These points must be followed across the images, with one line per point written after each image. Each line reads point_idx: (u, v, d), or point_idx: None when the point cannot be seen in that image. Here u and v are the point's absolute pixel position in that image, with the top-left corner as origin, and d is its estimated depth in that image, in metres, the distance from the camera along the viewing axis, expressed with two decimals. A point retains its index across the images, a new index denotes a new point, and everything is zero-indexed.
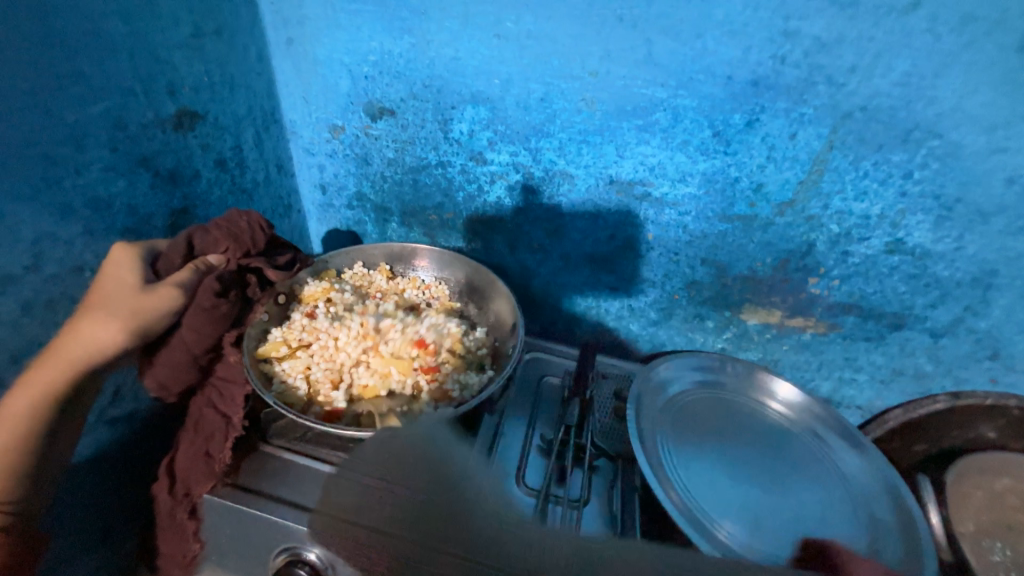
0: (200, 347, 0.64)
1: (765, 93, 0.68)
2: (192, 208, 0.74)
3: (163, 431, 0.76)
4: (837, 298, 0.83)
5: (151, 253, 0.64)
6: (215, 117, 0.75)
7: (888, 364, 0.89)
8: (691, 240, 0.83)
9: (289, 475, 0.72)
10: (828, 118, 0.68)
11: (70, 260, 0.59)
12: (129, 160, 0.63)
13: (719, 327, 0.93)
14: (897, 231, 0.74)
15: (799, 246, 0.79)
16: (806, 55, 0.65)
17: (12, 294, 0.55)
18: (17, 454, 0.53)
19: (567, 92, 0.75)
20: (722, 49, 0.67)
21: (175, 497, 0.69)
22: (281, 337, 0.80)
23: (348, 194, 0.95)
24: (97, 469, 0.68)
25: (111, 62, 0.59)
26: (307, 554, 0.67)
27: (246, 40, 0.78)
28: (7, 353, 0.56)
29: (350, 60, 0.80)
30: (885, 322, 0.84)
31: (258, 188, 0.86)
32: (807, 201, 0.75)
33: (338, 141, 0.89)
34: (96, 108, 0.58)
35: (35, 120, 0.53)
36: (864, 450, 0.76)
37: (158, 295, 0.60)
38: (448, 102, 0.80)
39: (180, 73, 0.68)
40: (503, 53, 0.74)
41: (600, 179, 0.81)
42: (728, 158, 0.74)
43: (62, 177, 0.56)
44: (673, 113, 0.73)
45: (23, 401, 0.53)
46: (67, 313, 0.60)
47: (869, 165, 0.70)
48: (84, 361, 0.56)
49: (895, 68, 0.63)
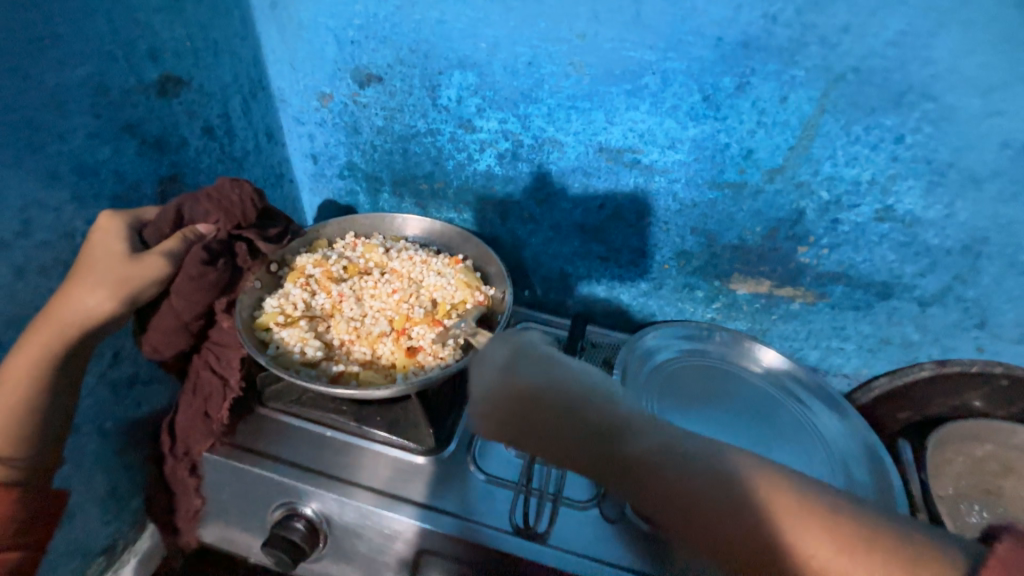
0: (190, 314, 0.67)
1: (755, 55, 0.67)
2: (181, 176, 0.75)
3: (162, 394, 0.79)
4: (826, 267, 0.83)
5: (138, 220, 0.65)
6: (201, 84, 0.75)
7: (875, 334, 0.90)
8: (681, 208, 0.83)
9: (285, 435, 0.75)
10: (819, 81, 0.66)
11: (61, 225, 0.60)
12: (114, 127, 0.64)
13: (708, 297, 0.94)
14: (887, 198, 0.73)
15: (789, 214, 0.79)
16: (797, 15, 0.63)
17: (5, 258, 0.56)
18: (23, 412, 0.55)
19: (554, 56, 0.73)
20: (712, 9, 0.65)
21: (176, 455, 0.73)
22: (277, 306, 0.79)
23: (339, 164, 0.94)
24: (101, 429, 0.71)
25: (90, 24, 0.59)
26: (303, 509, 0.70)
27: (229, 3, 0.77)
28: (4, 316, 0.57)
29: (335, 24, 0.78)
30: (874, 292, 0.84)
31: (248, 157, 0.87)
32: (797, 168, 0.74)
33: (327, 109, 0.88)
34: (77, 73, 0.58)
35: (15, 85, 0.53)
36: (846, 415, 0.78)
37: (146, 266, 0.61)
38: (436, 67, 0.79)
39: (161, 38, 0.68)
40: (490, 15, 0.72)
41: (589, 146, 0.80)
42: (717, 124, 0.73)
43: (47, 142, 0.57)
44: (662, 77, 0.71)
45: (24, 361, 0.55)
46: (61, 278, 0.62)
47: (860, 130, 0.69)
48: (77, 325, 0.57)
49: (889, 27, 0.61)
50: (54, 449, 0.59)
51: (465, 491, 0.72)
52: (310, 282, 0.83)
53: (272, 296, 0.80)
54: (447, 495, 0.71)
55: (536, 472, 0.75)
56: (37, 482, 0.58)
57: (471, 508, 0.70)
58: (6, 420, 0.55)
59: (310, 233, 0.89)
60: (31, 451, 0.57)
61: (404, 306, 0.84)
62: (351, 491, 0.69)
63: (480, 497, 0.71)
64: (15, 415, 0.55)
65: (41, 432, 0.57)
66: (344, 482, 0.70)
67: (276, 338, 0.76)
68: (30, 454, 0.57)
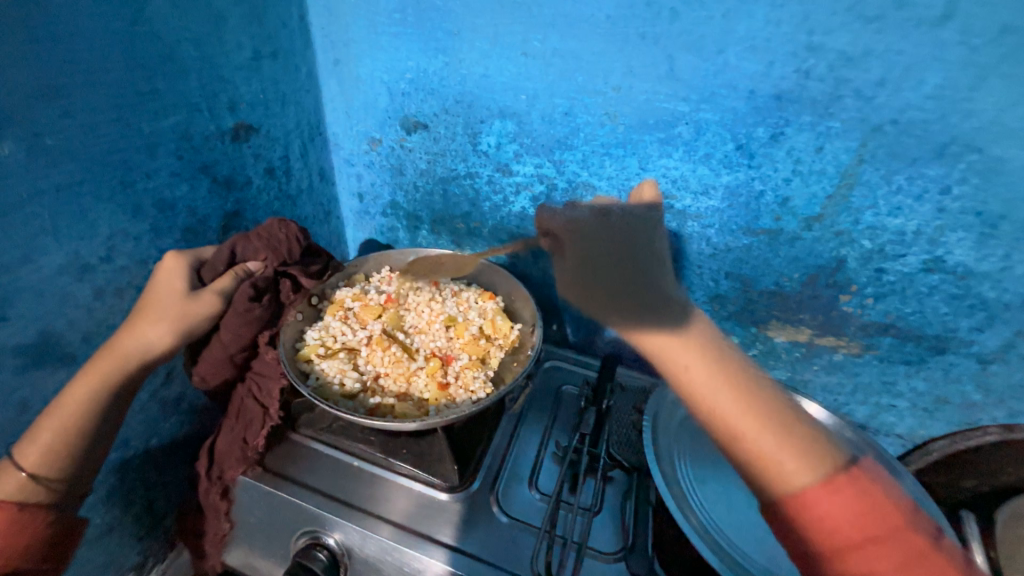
0: (236, 346, 0.71)
1: (789, 106, 0.68)
2: (243, 211, 0.82)
3: (206, 413, 0.83)
4: (872, 317, 0.80)
5: (197, 258, 0.69)
6: (268, 130, 0.83)
7: (930, 391, 0.84)
8: (715, 252, 0.83)
9: (315, 463, 0.77)
10: (857, 131, 0.67)
11: (137, 253, 0.67)
12: (192, 167, 0.71)
13: (744, 342, 0.91)
14: (935, 248, 0.71)
15: (828, 262, 0.77)
16: (831, 69, 0.64)
17: (88, 281, 0.62)
18: (76, 436, 0.58)
19: (590, 107, 0.77)
20: (745, 64, 0.67)
21: (210, 479, 0.75)
22: (318, 338, 0.83)
23: (383, 203, 1.01)
24: (148, 445, 0.74)
25: (182, 81, 0.67)
26: (326, 539, 0.70)
27: (298, 61, 0.86)
28: (80, 333, 0.63)
29: (389, 78, 0.86)
30: (925, 346, 0.80)
31: (302, 195, 0.94)
32: (836, 216, 0.73)
33: (376, 152, 0.95)
34: (167, 121, 0.66)
35: (115, 131, 0.60)
36: (899, 478, 0.72)
37: (202, 302, 0.65)
38: (478, 116, 0.84)
39: (238, 91, 0.76)
40: (530, 70, 0.78)
41: (622, 191, 0.83)
42: (751, 172, 0.74)
43: (135, 180, 0.64)
44: (696, 127, 0.74)
45: (87, 387, 0.59)
46: (132, 300, 0.68)
47: (902, 180, 0.68)
48: (140, 356, 0.62)
49: (928, 80, 0.61)
50: (90, 475, 0.62)
51: (487, 533, 0.70)
52: (349, 315, 0.87)
53: (313, 328, 0.84)
54: (468, 536, 0.70)
55: (561, 518, 0.73)
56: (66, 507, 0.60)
57: (493, 551, 0.69)
58: (57, 444, 0.57)
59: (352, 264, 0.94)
60: (73, 474, 0.60)
61: (439, 341, 0.86)
62: (375, 525, 0.69)
63: (502, 540, 0.70)
64: (67, 440, 0.58)
65: (84, 458, 0.60)
66: (368, 514, 0.71)
67: (316, 368, 0.80)
68: (72, 477, 0.60)
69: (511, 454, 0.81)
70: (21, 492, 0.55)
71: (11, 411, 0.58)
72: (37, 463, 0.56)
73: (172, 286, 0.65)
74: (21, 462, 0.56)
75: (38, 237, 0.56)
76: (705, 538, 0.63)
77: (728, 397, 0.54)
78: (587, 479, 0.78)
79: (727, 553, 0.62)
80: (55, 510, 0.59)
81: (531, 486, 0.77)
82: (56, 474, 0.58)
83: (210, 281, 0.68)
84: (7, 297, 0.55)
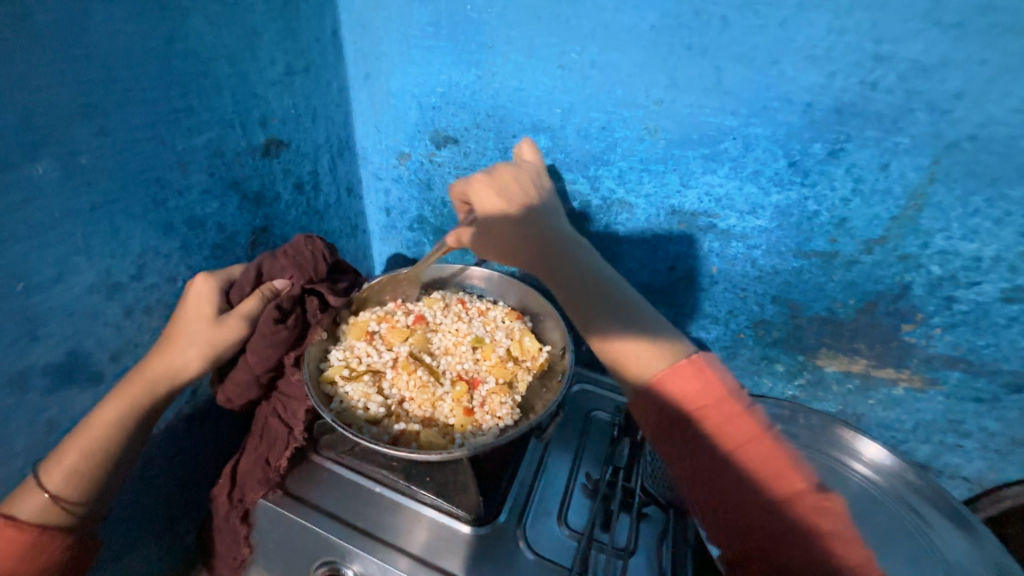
0: (262, 367, 0.69)
1: (850, 121, 0.63)
2: (271, 227, 0.81)
3: (229, 431, 0.82)
4: (940, 350, 0.72)
5: (228, 279, 0.68)
6: (298, 145, 0.82)
7: (1004, 432, 0.75)
8: (761, 275, 0.77)
9: (335, 487, 0.74)
10: (928, 148, 0.61)
11: (167, 271, 0.66)
12: (223, 184, 0.70)
13: (791, 371, 0.84)
14: (1017, 276, 0.64)
15: (890, 288, 0.71)
16: (901, 81, 0.59)
17: (118, 299, 0.62)
18: (101, 459, 0.58)
19: (629, 121, 0.74)
20: (801, 76, 0.62)
21: (230, 501, 0.73)
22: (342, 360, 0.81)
23: (410, 218, 0.99)
24: (172, 464, 0.73)
25: (216, 97, 0.67)
26: (345, 570, 0.67)
27: (330, 76, 0.85)
28: (109, 352, 0.62)
29: (420, 92, 0.84)
30: (1000, 382, 0.72)
31: (330, 209, 0.93)
32: (900, 239, 0.67)
33: (404, 167, 0.93)
34: (200, 138, 0.65)
35: (149, 149, 0.60)
36: (973, 532, 0.64)
37: (229, 327, 0.65)
38: (510, 131, 0.82)
39: (271, 106, 0.76)
40: (566, 83, 0.75)
41: (661, 209, 0.78)
42: (805, 190, 0.69)
43: (168, 198, 0.64)
44: (744, 143, 0.69)
45: (114, 411, 0.59)
46: (160, 318, 0.67)
47: (980, 201, 0.61)
48: (168, 380, 0.62)
49: (1015, 92, 0.55)
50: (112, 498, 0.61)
51: (512, 572, 0.66)
52: (374, 335, 0.84)
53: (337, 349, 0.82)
54: (493, 575, 0.65)
55: (592, 559, 0.68)
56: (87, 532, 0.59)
57: None
58: (82, 468, 0.57)
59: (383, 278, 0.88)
60: (95, 498, 0.58)
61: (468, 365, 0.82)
62: (394, 557, 0.66)
63: None
64: (92, 464, 0.57)
65: (109, 482, 0.59)
66: (388, 546, 0.67)
67: (340, 391, 0.77)
68: (94, 501, 0.58)
69: (539, 485, 0.76)
70: (42, 513, 0.55)
71: (39, 431, 0.58)
72: (61, 485, 0.55)
73: (201, 310, 0.65)
74: (46, 484, 0.55)
75: (71, 256, 0.56)
76: None
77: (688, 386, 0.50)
78: (620, 516, 0.73)
79: None
80: (75, 535, 0.57)
81: (560, 521, 0.72)
82: (79, 498, 0.57)
83: (238, 303, 0.67)
84: (39, 317, 0.54)
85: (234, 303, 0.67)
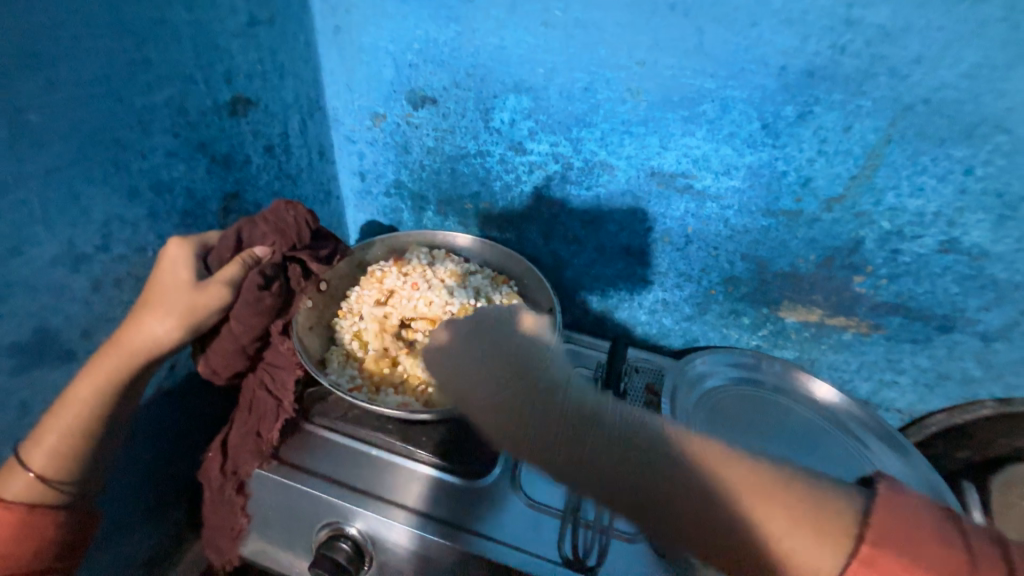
0: (248, 337, 0.67)
1: (820, 84, 0.66)
2: (242, 193, 0.77)
3: (212, 406, 0.80)
4: (884, 298, 0.80)
5: (202, 246, 0.65)
6: (266, 104, 0.77)
7: (933, 368, 0.84)
8: (732, 234, 0.82)
9: (328, 453, 0.74)
10: (887, 111, 0.65)
11: (135, 240, 0.62)
12: (189, 146, 0.66)
13: (755, 323, 0.91)
14: (953, 230, 0.71)
15: (846, 243, 0.77)
16: (868, 45, 0.62)
17: (84, 271, 0.58)
18: (82, 435, 0.56)
19: (612, 82, 0.74)
20: (777, 38, 0.65)
21: (224, 473, 0.72)
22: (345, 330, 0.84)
23: (386, 182, 0.96)
24: (154, 441, 0.71)
25: (175, 48, 0.61)
26: (349, 529, 0.69)
27: (296, 28, 0.79)
28: (78, 328, 0.59)
29: (395, 48, 0.80)
30: (933, 325, 0.80)
31: (302, 174, 0.88)
32: (857, 197, 0.73)
33: (380, 129, 0.90)
34: (160, 95, 0.60)
35: (105, 106, 0.55)
36: (905, 454, 0.74)
37: (209, 293, 0.61)
38: (491, 91, 0.80)
39: (235, 61, 0.70)
40: (549, 41, 0.73)
41: (641, 170, 0.80)
42: (776, 152, 0.72)
43: (130, 160, 0.59)
44: (721, 104, 0.71)
45: (90, 388, 0.56)
46: (132, 291, 0.63)
47: (928, 160, 0.67)
48: (145, 353, 0.59)
49: (964, 58, 0.60)
50: (101, 473, 0.60)
51: (509, 518, 0.69)
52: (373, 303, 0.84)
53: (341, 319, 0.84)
54: (493, 521, 0.68)
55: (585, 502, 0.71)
56: (79, 507, 0.59)
57: (519, 536, 0.67)
58: (64, 446, 0.55)
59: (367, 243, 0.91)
60: (83, 474, 0.58)
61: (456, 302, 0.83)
62: (392, 512, 0.67)
63: (526, 525, 0.68)
64: (75, 441, 0.56)
65: (93, 458, 0.58)
66: (388, 502, 0.69)
67: (334, 362, 0.80)
68: (82, 477, 0.58)
69: None
70: (27, 493, 0.54)
71: (11, 413, 0.55)
72: (44, 465, 0.54)
73: (177, 278, 0.61)
74: (29, 464, 0.54)
75: (29, 225, 0.51)
76: None
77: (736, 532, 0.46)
78: None
79: None
80: (67, 511, 0.57)
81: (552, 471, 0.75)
82: (64, 476, 0.56)
83: (217, 270, 0.65)
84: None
85: (214, 271, 0.65)
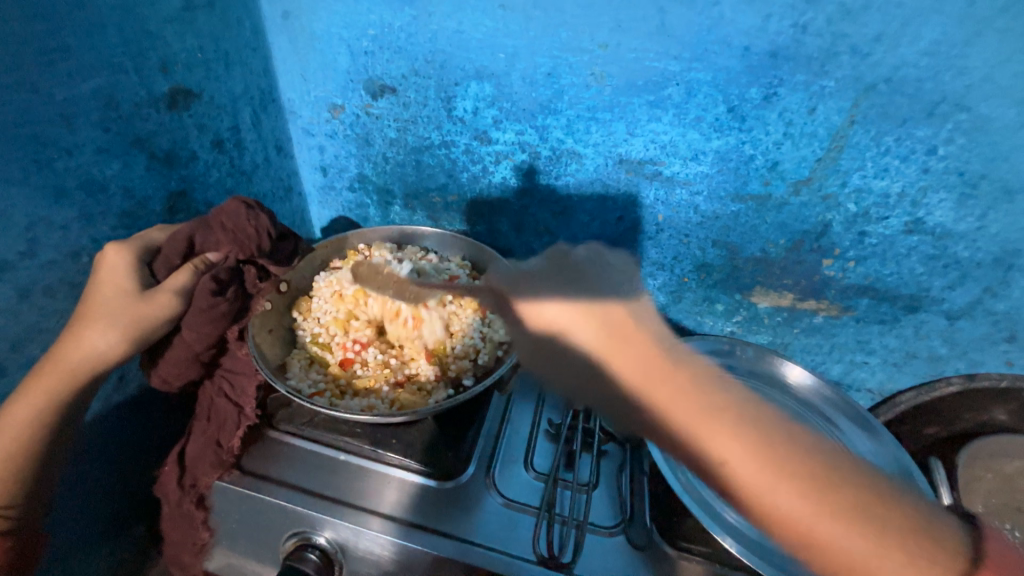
0: (202, 344, 0.63)
1: (784, 65, 0.65)
2: (190, 191, 0.72)
3: (169, 417, 0.76)
4: (852, 280, 0.80)
5: (146, 249, 0.61)
6: (211, 96, 0.73)
7: (901, 347, 0.85)
8: (703, 221, 0.81)
9: (295, 460, 0.71)
10: (850, 91, 0.65)
11: (66, 244, 0.58)
12: (123, 142, 0.61)
13: (729, 310, 0.91)
14: (917, 210, 0.71)
15: (814, 227, 0.77)
16: (829, 24, 0.61)
17: (8, 280, 0.54)
18: (22, 459, 0.52)
19: (575, 67, 0.72)
20: (740, 18, 0.63)
21: (182, 487, 0.69)
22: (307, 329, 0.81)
23: (349, 177, 0.92)
24: (104, 457, 0.67)
25: (99, 35, 0.56)
26: (317, 538, 0.66)
27: (240, 14, 0.75)
28: (6, 341, 0.55)
29: (349, 35, 0.77)
30: (900, 305, 0.80)
31: (258, 170, 0.84)
32: (824, 179, 0.72)
33: (339, 121, 0.86)
34: (85, 86, 0.56)
35: (20, 99, 0.50)
36: (876, 434, 0.74)
37: (156, 303, 0.58)
38: (452, 78, 0.77)
39: (172, 49, 0.65)
40: (509, 25, 0.71)
41: (609, 158, 0.78)
42: (742, 135, 0.71)
43: (54, 158, 0.54)
44: (687, 88, 0.70)
45: (28, 409, 0.52)
46: (66, 299, 0.59)
47: (891, 141, 0.67)
48: (88, 368, 0.55)
49: (924, 36, 0.60)
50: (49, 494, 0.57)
51: (484, 518, 0.67)
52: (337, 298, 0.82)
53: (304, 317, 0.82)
54: (468, 523, 0.66)
55: (560, 497, 0.70)
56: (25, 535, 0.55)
57: (495, 537, 0.65)
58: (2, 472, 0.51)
59: (335, 240, 0.88)
60: (28, 499, 0.54)
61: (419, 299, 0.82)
62: (366, 519, 0.65)
63: (501, 524, 0.67)
64: (14, 464, 0.52)
65: (37, 481, 0.54)
66: (358, 509, 0.66)
67: (296, 365, 0.77)
68: (28, 502, 0.54)
69: (504, 435, 0.77)
70: None
71: None
72: None
73: (119, 286, 0.57)
74: None
75: None
76: (692, 493, 0.63)
77: (856, 540, 0.37)
78: (583, 455, 0.76)
79: (714, 508, 0.62)
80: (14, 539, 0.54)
81: (527, 467, 0.74)
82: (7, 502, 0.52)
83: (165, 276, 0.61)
84: None
85: (162, 278, 0.61)
